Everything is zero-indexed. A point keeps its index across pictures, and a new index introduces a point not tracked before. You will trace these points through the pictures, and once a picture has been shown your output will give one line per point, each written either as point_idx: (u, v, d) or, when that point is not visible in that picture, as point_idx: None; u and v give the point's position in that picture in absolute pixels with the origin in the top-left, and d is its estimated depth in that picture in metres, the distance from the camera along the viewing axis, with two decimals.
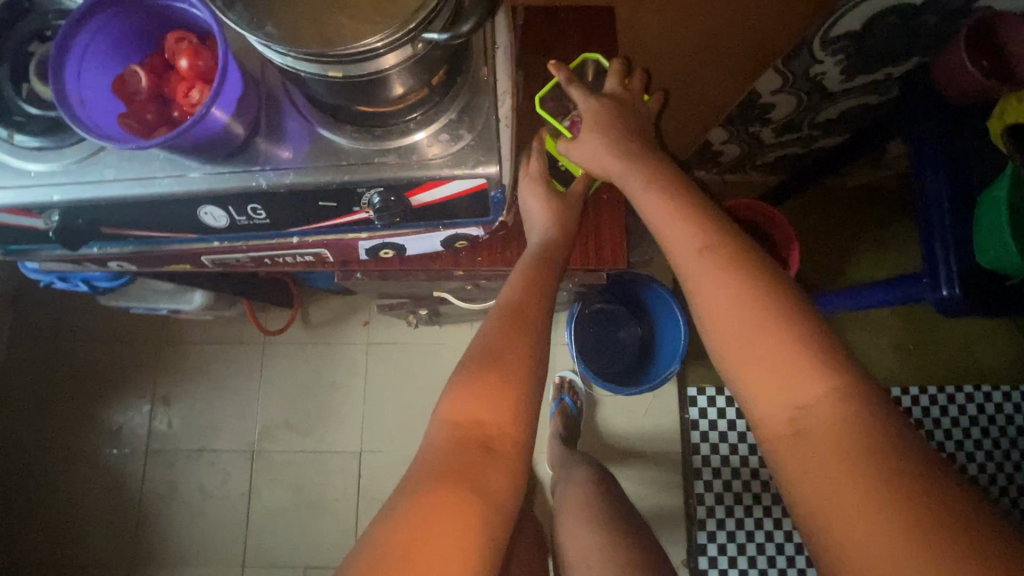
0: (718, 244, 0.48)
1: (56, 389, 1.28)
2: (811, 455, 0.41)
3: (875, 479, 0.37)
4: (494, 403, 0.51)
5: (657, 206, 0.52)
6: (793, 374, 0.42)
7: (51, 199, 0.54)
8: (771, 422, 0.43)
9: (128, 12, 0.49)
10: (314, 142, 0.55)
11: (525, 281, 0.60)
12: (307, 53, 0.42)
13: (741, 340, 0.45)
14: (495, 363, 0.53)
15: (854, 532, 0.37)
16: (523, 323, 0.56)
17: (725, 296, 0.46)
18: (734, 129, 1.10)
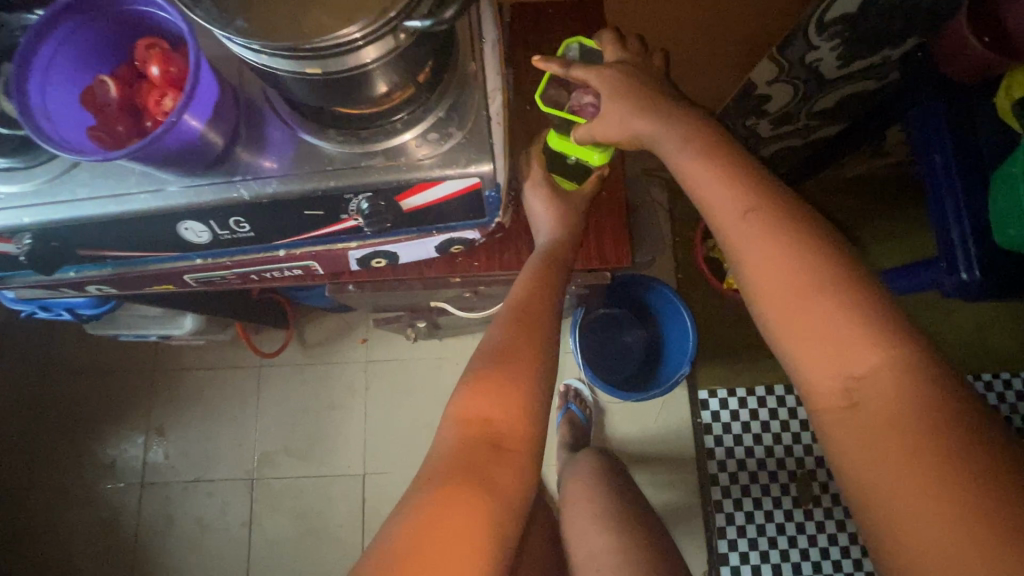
0: (760, 205, 0.44)
1: (47, 426, 1.24)
2: (866, 429, 0.38)
3: (937, 457, 0.35)
4: (499, 412, 0.47)
5: (694, 168, 0.48)
6: (848, 344, 0.39)
7: (22, 222, 0.51)
8: (821, 392, 0.40)
9: (93, 20, 0.47)
10: (297, 149, 0.53)
11: (537, 278, 0.57)
12: (281, 48, 0.39)
13: (788, 306, 0.41)
14: (505, 367, 0.49)
15: (912, 512, 0.35)
16: (533, 319, 0.53)
17: (773, 261, 0.42)
18: (731, 122, 1.08)
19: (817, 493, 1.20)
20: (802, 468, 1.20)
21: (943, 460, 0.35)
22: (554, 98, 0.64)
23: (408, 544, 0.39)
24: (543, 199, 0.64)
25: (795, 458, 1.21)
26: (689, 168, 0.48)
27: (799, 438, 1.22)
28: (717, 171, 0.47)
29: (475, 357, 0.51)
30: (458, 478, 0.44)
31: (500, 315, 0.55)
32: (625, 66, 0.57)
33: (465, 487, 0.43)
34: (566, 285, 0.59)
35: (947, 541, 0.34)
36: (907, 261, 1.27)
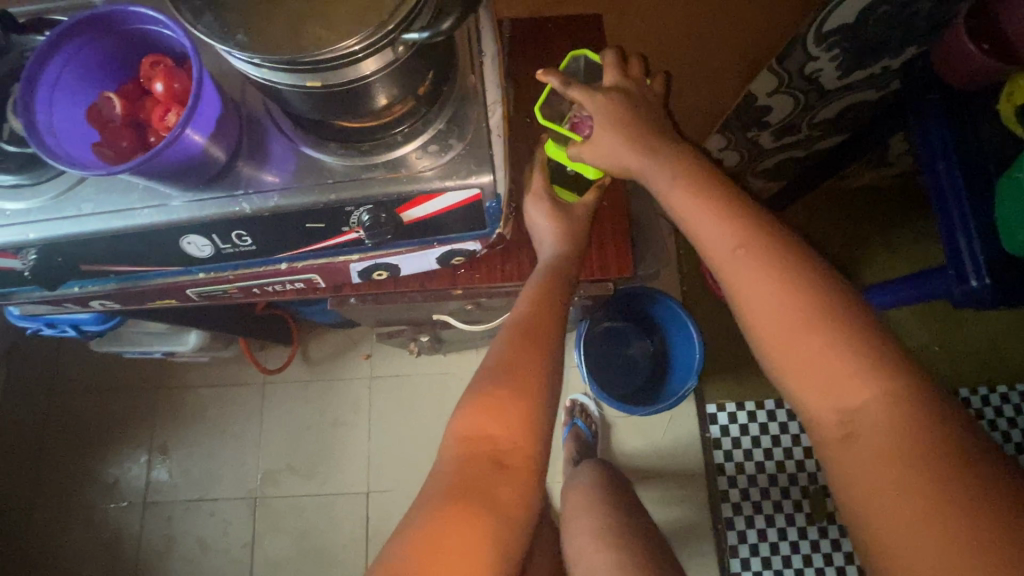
0: (751, 232, 0.45)
1: (52, 444, 1.24)
2: (862, 460, 0.38)
3: (933, 485, 0.35)
4: (501, 423, 0.47)
5: (682, 203, 0.48)
6: (844, 371, 0.39)
7: (28, 237, 0.52)
8: (821, 425, 0.40)
9: (101, 38, 0.48)
10: (299, 163, 0.53)
11: (537, 292, 0.56)
12: (282, 61, 0.40)
13: (785, 333, 0.41)
14: (506, 380, 0.49)
15: (909, 539, 0.35)
16: (537, 334, 0.53)
17: (764, 297, 0.42)
18: (732, 135, 1.09)
19: (830, 510, 1.17)
20: (815, 484, 1.18)
21: (938, 484, 0.34)
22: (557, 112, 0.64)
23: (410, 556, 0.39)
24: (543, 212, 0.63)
25: (806, 474, 1.19)
26: (684, 196, 0.48)
27: (810, 454, 1.19)
28: (707, 199, 0.47)
29: (478, 371, 0.51)
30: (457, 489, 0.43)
31: (501, 331, 0.54)
32: (621, 92, 0.57)
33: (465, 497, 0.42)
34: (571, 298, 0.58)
35: (946, 568, 0.33)
36: (916, 270, 1.25)
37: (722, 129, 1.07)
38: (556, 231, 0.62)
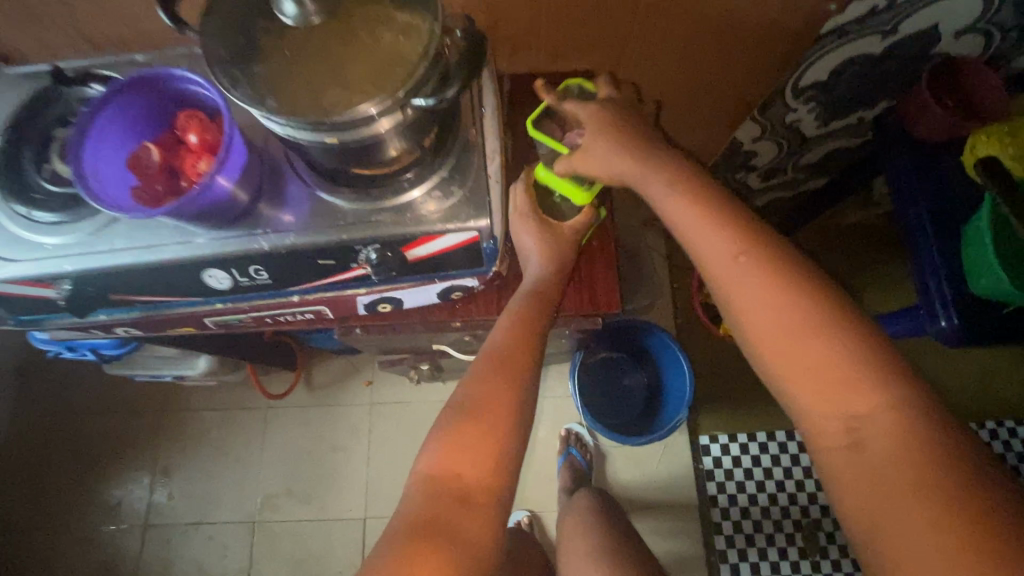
0: (749, 256, 0.47)
1: (56, 465, 1.26)
2: (869, 465, 0.40)
3: (930, 497, 0.37)
4: (490, 451, 0.50)
5: (687, 215, 0.51)
6: (841, 388, 0.42)
7: (64, 269, 0.57)
8: (824, 431, 0.42)
9: (143, 95, 0.54)
10: (314, 205, 0.58)
11: (514, 324, 0.60)
12: (307, 122, 0.45)
13: (784, 353, 0.44)
14: (481, 409, 0.51)
15: (909, 549, 0.37)
16: (512, 366, 0.55)
17: (767, 306, 0.45)
18: (721, 176, 1.14)
19: (824, 544, 1.17)
20: (808, 517, 1.19)
21: (935, 496, 0.37)
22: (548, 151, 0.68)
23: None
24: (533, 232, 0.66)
25: (799, 506, 1.20)
26: (693, 215, 0.51)
27: (802, 486, 1.21)
28: (713, 221, 0.49)
29: (454, 396, 0.54)
30: (452, 508, 0.46)
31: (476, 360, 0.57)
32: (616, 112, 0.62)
33: (457, 516, 0.46)
34: (550, 325, 0.62)
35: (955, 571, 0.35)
36: (902, 307, 1.29)
37: (711, 171, 1.13)
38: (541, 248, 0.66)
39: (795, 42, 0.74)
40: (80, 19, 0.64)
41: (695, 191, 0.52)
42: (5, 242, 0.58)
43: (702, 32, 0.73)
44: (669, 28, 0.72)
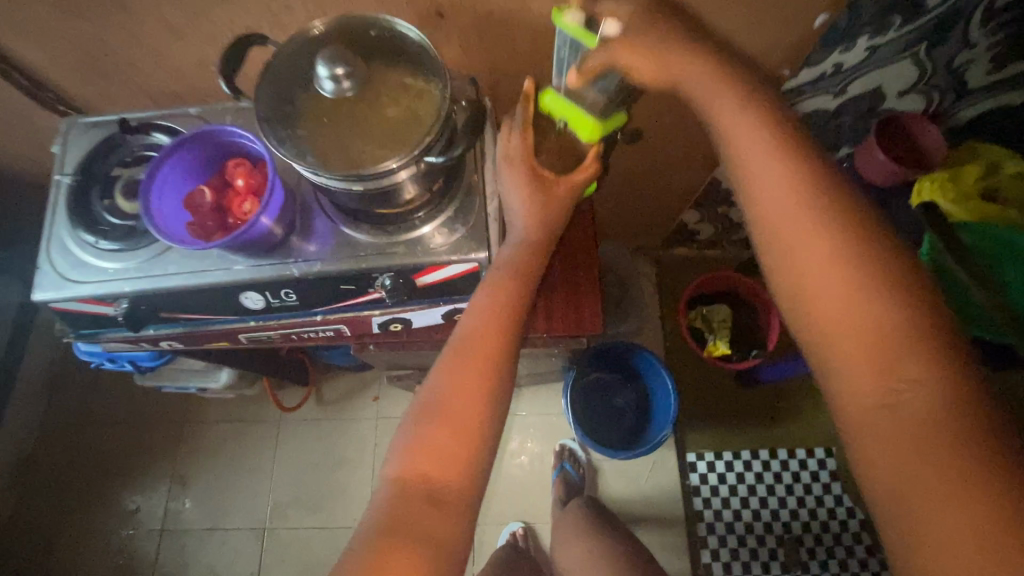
0: (815, 216, 0.45)
1: (81, 471, 1.34)
2: (899, 428, 0.40)
3: (962, 481, 0.37)
4: (463, 450, 0.51)
5: (757, 150, 0.47)
6: (895, 360, 0.41)
7: (123, 290, 0.67)
8: (859, 390, 0.42)
9: (199, 147, 0.65)
10: (338, 239, 0.68)
11: (489, 310, 0.58)
12: (340, 175, 0.55)
13: (835, 318, 0.43)
14: (451, 407, 0.52)
15: (926, 526, 0.37)
16: (481, 355, 0.55)
17: (822, 256, 0.44)
18: (705, 210, 1.24)
19: (805, 559, 1.23)
20: (789, 533, 1.25)
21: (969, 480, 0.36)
22: None
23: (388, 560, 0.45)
24: (523, 186, 0.61)
25: (782, 523, 1.26)
26: (766, 167, 0.47)
27: (784, 503, 1.27)
28: (786, 176, 0.46)
29: (422, 390, 0.55)
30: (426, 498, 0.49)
31: (445, 350, 0.57)
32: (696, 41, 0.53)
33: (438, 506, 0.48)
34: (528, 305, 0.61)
35: (964, 537, 0.36)
36: None
37: (696, 206, 1.23)
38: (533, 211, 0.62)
39: None
40: (143, 78, 0.75)
41: (774, 141, 0.47)
42: (74, 266, 0.69)
43: (679, 91, 0.82)
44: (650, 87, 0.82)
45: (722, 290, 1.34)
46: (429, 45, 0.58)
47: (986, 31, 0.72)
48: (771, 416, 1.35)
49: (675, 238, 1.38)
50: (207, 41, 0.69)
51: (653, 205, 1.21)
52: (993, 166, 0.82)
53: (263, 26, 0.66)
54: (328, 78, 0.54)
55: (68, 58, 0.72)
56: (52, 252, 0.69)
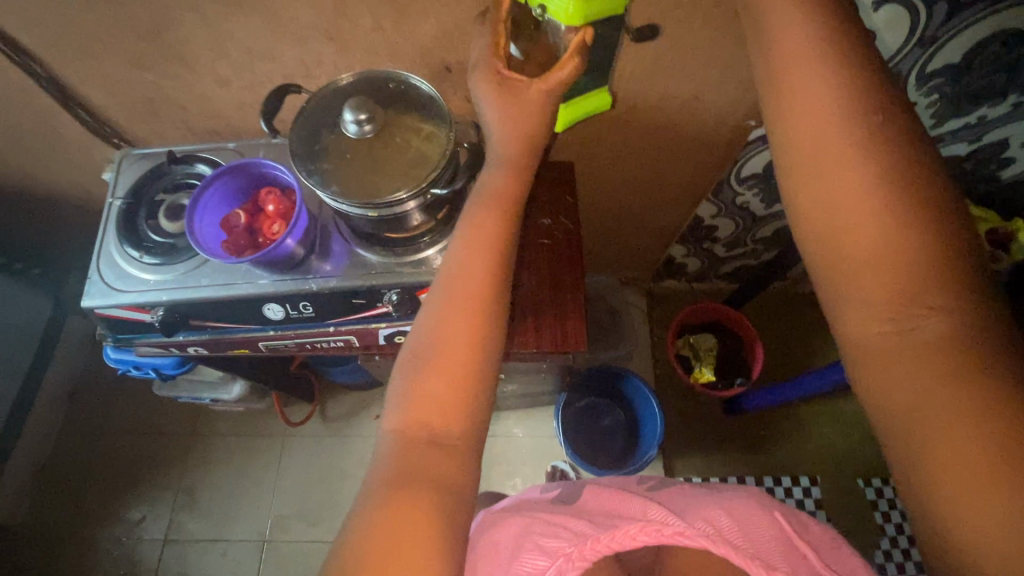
0: (855, 144, 0.43)
1: (91, 481, 1.39)
2: (913, 357, 0.42)
3: (980, 404, 0.39)
4: (458, 402, 0.49)
5: (812, 73, 0.44)
6: (921, 288, 0.42)
7: (161, 299, 0.76)
8: (876, 322, 0.43)
9: (236, 176, 0.75)
10: (352, 259, 0.78)
11: (477, 251, 0.54)
12: (359, 202, 0.65)
13: (860, 249, 0.44)
14: (445, 358, 0.50)
15: (947, 443, 0.40)
16: (470, 298, 0.52)
17: (860, 191, 0.43)
18: (691, 244, 1.33)
19: None
20: None
21: (986, 404, 0.39)
22: (536, 224, 0.90)
23: (403, 509, 0.44)
24: (495, 99, 0.55)
25: None
26: (808, 92, 0.44)
27: None
28: (827, 100, 0.44)
29: (411, 338, 0.53)
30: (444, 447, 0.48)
31: (430, 300, 0.54)
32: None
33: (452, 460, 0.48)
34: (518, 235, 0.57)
35: (960, 457, 0.39)
36: None
37: (681, 240, 1.32)
38: (507, 123, 0.55)
39: (731, 140, 0.94)
40: (189, 118, 0.87)
41: (823, 61, 0.44)
42: (120, 277, 0.78)
43: (657, 136, 0.94)
44: (633, 132, 0.93)
45: (709, 320, 1.40)
46: (439, 97, 0.69)
47: (922, 93, 0.83)
48: (758, 444, 1.40)
49: (664, 270, 1.47)
50: (247, 88, 0.80)
51: (641, 238, 1.31)
52: None
53: (296, 75, 0.77)
54: (353, 122, 0.65)
55: (126, 98, 0.83)
56: (101, 265, 0.79)
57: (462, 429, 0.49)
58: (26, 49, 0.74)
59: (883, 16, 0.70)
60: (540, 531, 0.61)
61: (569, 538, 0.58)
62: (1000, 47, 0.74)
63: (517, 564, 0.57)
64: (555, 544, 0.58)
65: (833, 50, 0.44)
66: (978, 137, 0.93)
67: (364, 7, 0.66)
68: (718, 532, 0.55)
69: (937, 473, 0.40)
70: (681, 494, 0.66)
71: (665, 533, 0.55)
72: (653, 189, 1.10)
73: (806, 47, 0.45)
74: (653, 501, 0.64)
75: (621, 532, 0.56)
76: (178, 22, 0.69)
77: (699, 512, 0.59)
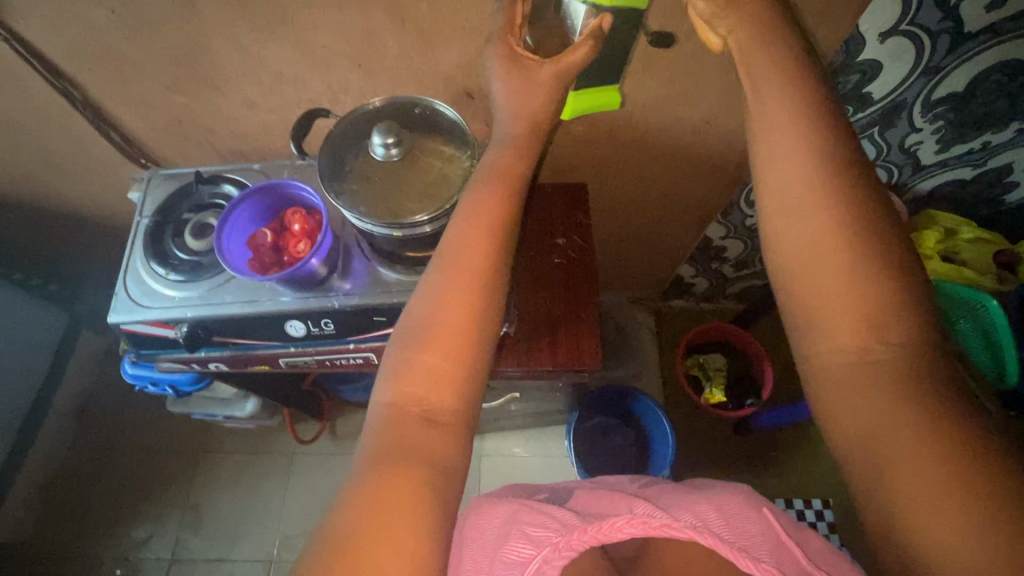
0: (825, 190, 0.45)
1: (98, 498, 1.39)
2: (870, 389, 0.43)
3: (942, 435, 0.39)
4: (450, 383, 0.48)
5: (780, 116, 0.47)
6: (884, 323, 0.43)
7: (186, 315, 0.78)
8: (837, 354, 0.45)
9: (264, 196, 0.78)
10: (373, 278, 0.79)
11: (482, 230, 0.52)
12: (382, 223, 0.66)
13: (827, 284, 0.45)
14: (441, 334, 0.49)
15: (904, 469, 0.40)
16: (472, 280, 0.51)
17: (826, 232, 0.45)
18: (699, 265, 1.35)
19: None
20: None
21: (950, 437, 0.39)
22: (552, 243, 0.92)
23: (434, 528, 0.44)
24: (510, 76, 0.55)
25: None
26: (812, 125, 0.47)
27: None
28: (799, 150, 0.46)
29: (407, 313, 0.52)
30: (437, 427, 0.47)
31: (430, 273, 0.52)
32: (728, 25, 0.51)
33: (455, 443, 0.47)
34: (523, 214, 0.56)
35: (926, 484, 0.39)
36: None
37: (689, 260, 1.33)
38: (520, 104, 0.56)
39: (740, 163, 0.97)
40: (215, 139, 0.89)
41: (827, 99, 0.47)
42: (145, 294, 0.80)
43: (669, 160, 0.96)
44: (644, 155, 0.95)
45: (718, 340, 1.42)
46: (462, 122, 0.71)
47: (927, 119, 0.86)
48: (768, 466, 1.39)
49: (673, 289, 1.49)
50: (275, 111, 0.83)
51: (650, 258, 1.32)
52: (951, 232, 1.05)
53: (323, 100, 0.80)
54: (380, 146, 0.67)
55: (156, 120, 0.86)
56: (128, 281, 0.81)
57: (456, 409, 0.48)
58: (65, 73, 0.77)
59: (888, 46, 0.72)
60: (527, 520, 0.57)
61: (558, 529, 0.54)
62: (1002, 76, 0.77)
63: (504, 554, 0.53)
64: (543, 535, 0.53)
65: (821, 103, 0.47)
66: (983, 162, 0.95)
67: (390, 36, 0.69)
68: (704, 523, 0.51)
69: (903, 498, 0.40)
70: (669, 490, 0.64)
71: (653, 525, 0.51)
72: (663, 210, 1.12)
73: (785, 101, 0.47)
74: (642, 498, 0.60)
75: (608, 523, 0.51)
76: (213, 49, 0.72)
77: (686, 508, 0.55)
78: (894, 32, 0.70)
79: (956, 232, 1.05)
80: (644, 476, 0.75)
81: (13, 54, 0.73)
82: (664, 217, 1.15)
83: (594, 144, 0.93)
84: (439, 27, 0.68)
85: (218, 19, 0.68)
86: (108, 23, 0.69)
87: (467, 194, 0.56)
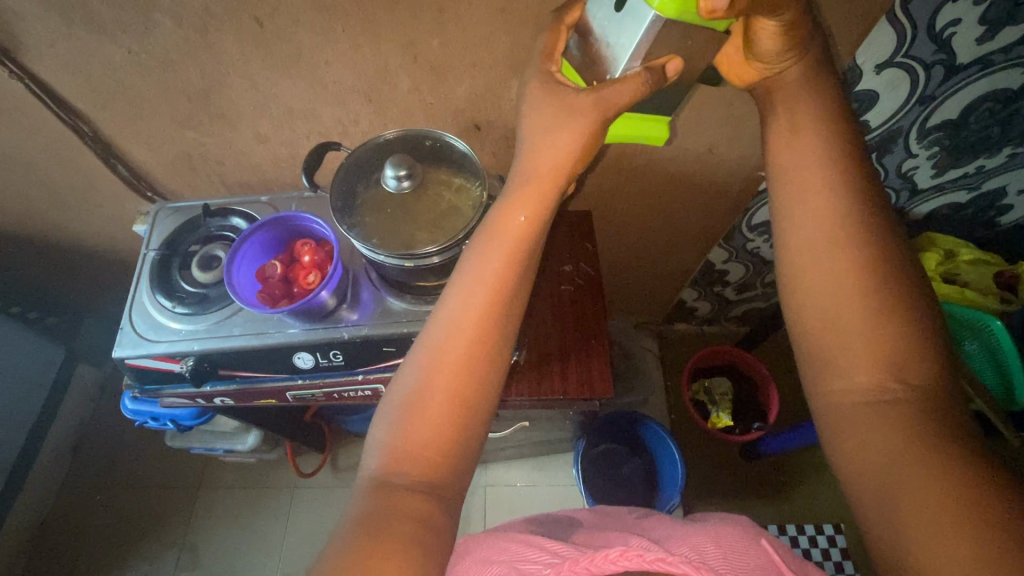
0: (847, 231, 0.46)
1: (92, 539, 1.34)
2: (892, 419, 0.43)
3: (946, 477, 0.40)
4: (439, 459, 0.47)
5: (802, 154, 0.49)
6: (905, 363, 0.44)
7: (192, 348, 0.77)
8: (861, 390, 0.45)
9: (273, 229, 0.78)
10: (379, 309, 0.78)
11: (485, 296, 0.50)
12: (389, 252, 0.66)
13: (844, 322, 0.46)
14: (431, 411, 0.48)
15: (920, 503, 0.40)
16: (469, 352, 0.49)
17: (828, 275, 0.46)
18: (701, 289, 1.36)
19: None
20: None
21: (951, 475, 0.40)
22: (558, 268, 0.93)
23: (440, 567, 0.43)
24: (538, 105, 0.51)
25: None
26: (818, 156, 0.48)
27: None
28: (826, 189, 0.47)
29: (402, 378, 0.51)
30: (426, 495, 0.46)
31: (425, 339, 0.51)
32: (787, 57, 0.50)
33: (438, 496, 0.47)
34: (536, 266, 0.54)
35: (941, 520, 0.39)
36: None
37: (692, 284, 1.34)
38: (540, 128, 0.51)
39: (742, 189, 0.98)
40: (224, 173, 0.90)
41: (832, 134, 0.49)
42: (151, 327, 0.79)
43: (673, 186, 0.97)
44: (646, 183, 0.97)
45: (722, 363, 1.41)
46: (473, 154, 0.71)
47: (923, 144, 0.88)
48: (777, 493, 1.37)
49: (675, 313, 1.49)
50: (285, 145, 0.84)
51: (654, 284, 1.33)
52: (952, 254, 1.07)
53: (333, 133, 0.82)
54: (393, 178, 0.67)
55: (166, 154, 0.86)
56: (134, 315, 0.80)
57: (446, 481, 0.48)
58: (77, 110, 0.78)
59: (885, 77, 0.75)
60: (518, 555, 0.56)
61: (550, 563, 0.53)
62: (993, 104, 0.79)
63: None
64: (533, 570, 0.52)
65: (828, 137, 0.49)
66: (978, 186, 0.98)
67: (402, 73, 0.71)
68: (701, 558, 0.50)
69: (909, 534, 0.40)
70: (674, 521, 0.63)
71: (647, 558, 0.47)
72: (665, 235, 1.13)
73: (806, 144, 0.49)
74: (637, 533, 0.59)
75: (601, 554, 0.49)
76: (226, 85, 0.73)
77: (683, 540, 0.55)
78: (889, 64, 0.73)
79: (956, 254, 1.07)
80: (643, 508, 0.73)
81: (28, 93, 0.74)
82: (667, 242, 1.15)
83: (599, 173, 0.94)
84: (451, 63, 0.70)
85: (234, 57, 0.69)
86: (124, 63, 0.70)
87: (469, 258, 0.52)
